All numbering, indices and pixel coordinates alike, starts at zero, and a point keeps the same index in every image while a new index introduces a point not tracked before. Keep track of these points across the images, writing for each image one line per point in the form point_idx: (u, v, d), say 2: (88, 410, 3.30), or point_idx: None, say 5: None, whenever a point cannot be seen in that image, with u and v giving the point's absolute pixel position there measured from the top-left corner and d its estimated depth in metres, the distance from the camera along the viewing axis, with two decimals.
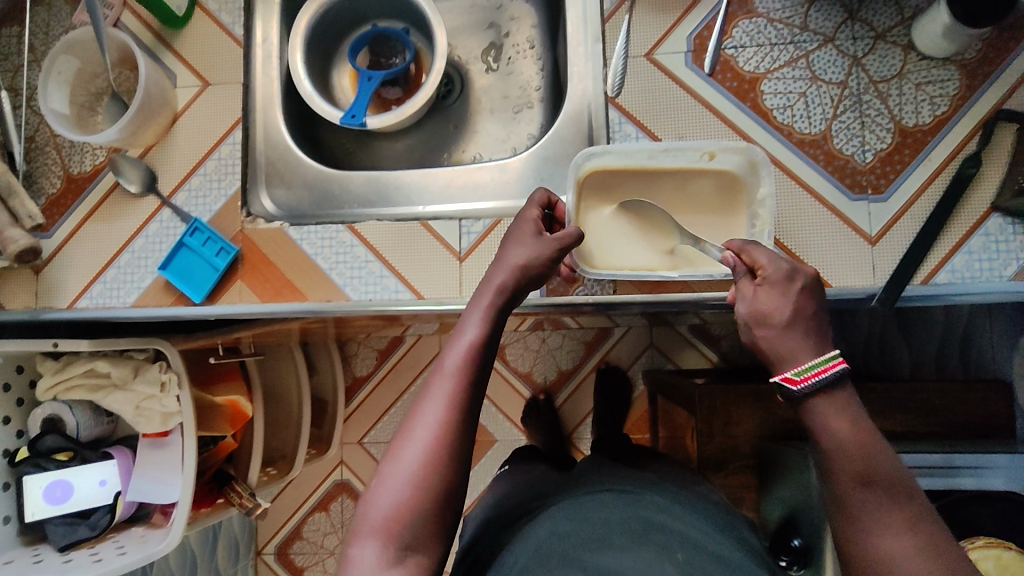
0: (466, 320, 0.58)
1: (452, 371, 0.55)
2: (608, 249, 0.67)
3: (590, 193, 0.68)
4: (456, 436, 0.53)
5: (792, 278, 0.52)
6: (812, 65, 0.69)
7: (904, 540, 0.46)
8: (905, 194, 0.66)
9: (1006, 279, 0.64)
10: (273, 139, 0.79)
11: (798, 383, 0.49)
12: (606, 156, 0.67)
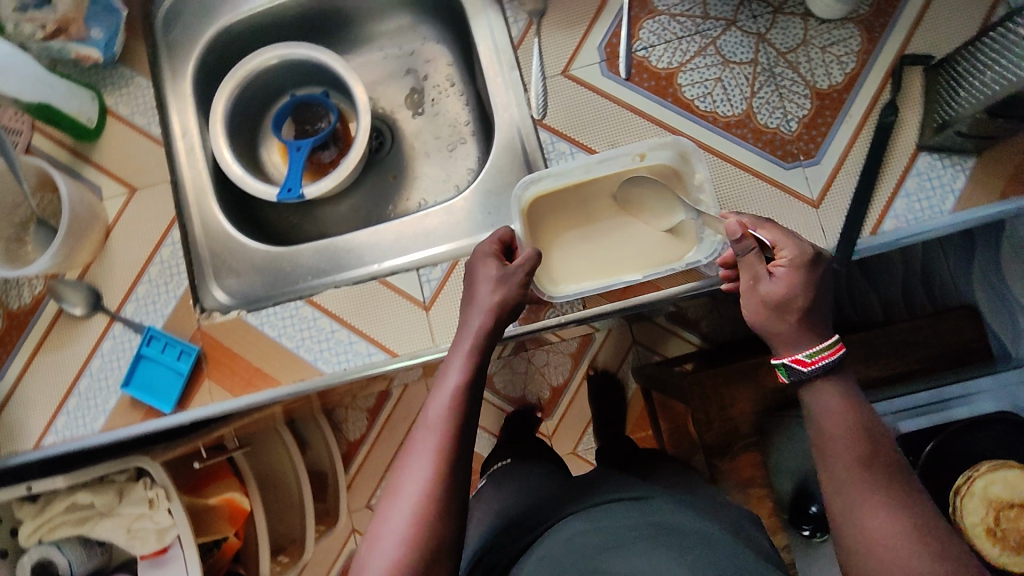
0: (449, 364, 0.59)
1: (438, 415, 0.55)
2: (568, 268, 0.71)
3: (537, 220, 0.72)
4: (447, 488, 0.52)
5: (812, 261, 0.57)
6: (720, 50, 0.71)
7: (895, 521, 0.47)
8: (836, 153, 0.68)
9: (947, 212, 0.66)
10: (211, 229, 0.76)
11: (809, 364, 0.54)
12: (541, 183, 0.71)
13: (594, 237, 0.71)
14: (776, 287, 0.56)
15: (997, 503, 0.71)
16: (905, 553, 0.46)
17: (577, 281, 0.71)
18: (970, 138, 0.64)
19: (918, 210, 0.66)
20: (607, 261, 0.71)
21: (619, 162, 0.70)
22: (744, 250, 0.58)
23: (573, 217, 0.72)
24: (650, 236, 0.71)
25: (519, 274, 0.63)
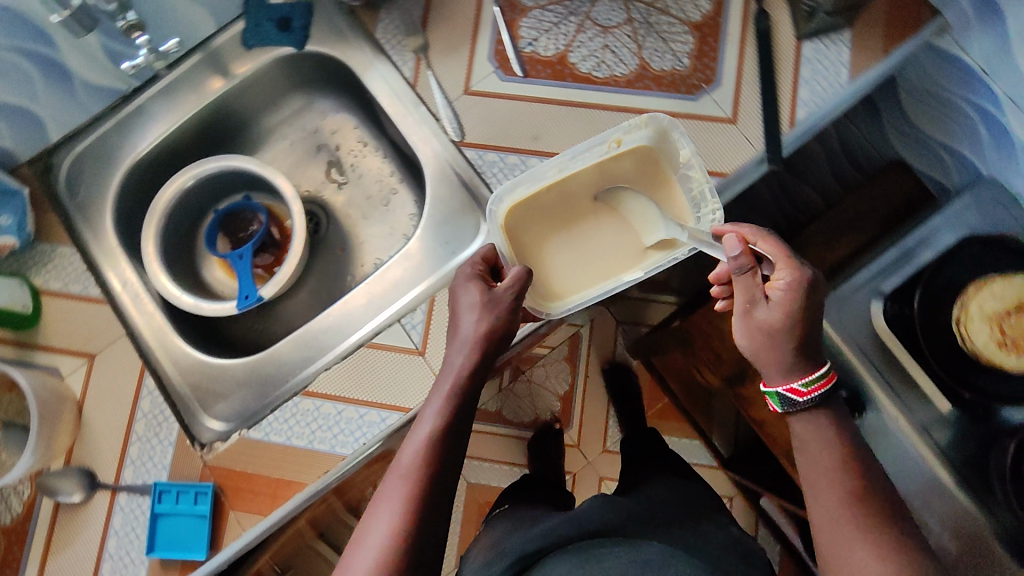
0: (434, 402, 0.60)
1: (408, 461, 0.57)
2: (558, 281, 0.71)
3: (519, 230, 0.71)
4: (409, 535, 0.54)
5: (807, 286, 0.59)
6: (596, 20, 0.75)
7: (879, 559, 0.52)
8: (731, 71, 0.73)
9: (845, 84, 0.72)
10: (184, 364, 0.74)
11: (804, 393, 0.58)
12: (518, 190, 0.71)
13: (579, 237, 0.71)
14: (773, 316, 0.58)
15: (996, 316, 0.71)
16: None
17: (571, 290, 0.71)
18: None
19: (821, 91, 0.72)
20: (594, 265, 0.71)
21: (593, 155, 0.71)
22: (741, 268, 0.61)
23: (554, 220, 0.71)
24: (639, 228, 0.71)
25: (507, 295, 0.64)
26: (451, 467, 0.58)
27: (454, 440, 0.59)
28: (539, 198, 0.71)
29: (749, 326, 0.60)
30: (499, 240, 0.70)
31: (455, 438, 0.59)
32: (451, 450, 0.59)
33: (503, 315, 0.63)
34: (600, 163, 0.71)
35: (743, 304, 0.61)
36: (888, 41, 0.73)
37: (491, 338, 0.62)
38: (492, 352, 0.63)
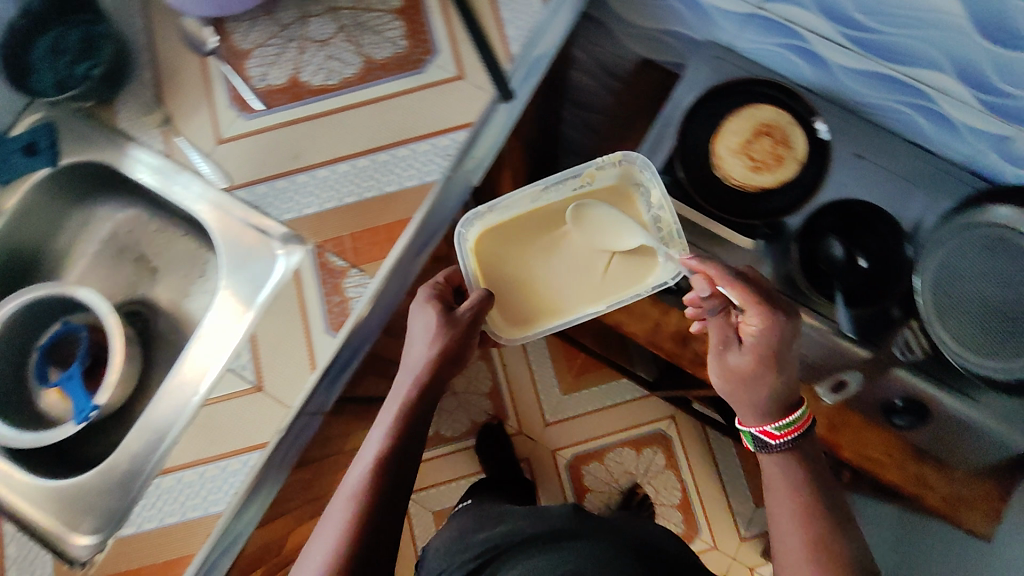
0: (383, 425, 0.66)
1: (358, 478, 0.62)
2: (523, 308, 0.75)
3: (488, 254, 0.77)
4: (351, 544, 0.57)
5: (786, 337, 0.63)
6: (313, 38, 0.80)
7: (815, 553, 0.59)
8: (443, 35, 0.79)
9: (540, 11, 0.79)
10: (41, 496, 0.74)
11: (777, 438, 0.64)
12: (488, 216, 0.77)
13: (540, 258, 0.77)
14: (744, 360, 0.65)
15: (742, 147, 0.83)
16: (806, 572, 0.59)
17: (536, 317, 0.76)
18: None
19: (524, 24, 0.79)
20: (558, 292, 0.76)
21: (568, 188, 0.77)
22: (710, 306, 0.67)
23: (517, 244, 0.77)
24: (596, 241, 0.75)
25: (459, 319, 0.69)
26: (399, 486, 0.62)
27: (399, 458, 0.63)
28: (506, 223, 0.77)
29: (733, 368, 0.66)
30: (466, 260, 0.76)
31: (400, 458, 0.63)
32: (397, 468, 0.62)
33: (453, 339, 0.68)
34: (575, 194, 0.78)
35: (720, 346, 0.67)
36: None
37: (444, 359, 0.67)
38: (443, 377, 0.68)
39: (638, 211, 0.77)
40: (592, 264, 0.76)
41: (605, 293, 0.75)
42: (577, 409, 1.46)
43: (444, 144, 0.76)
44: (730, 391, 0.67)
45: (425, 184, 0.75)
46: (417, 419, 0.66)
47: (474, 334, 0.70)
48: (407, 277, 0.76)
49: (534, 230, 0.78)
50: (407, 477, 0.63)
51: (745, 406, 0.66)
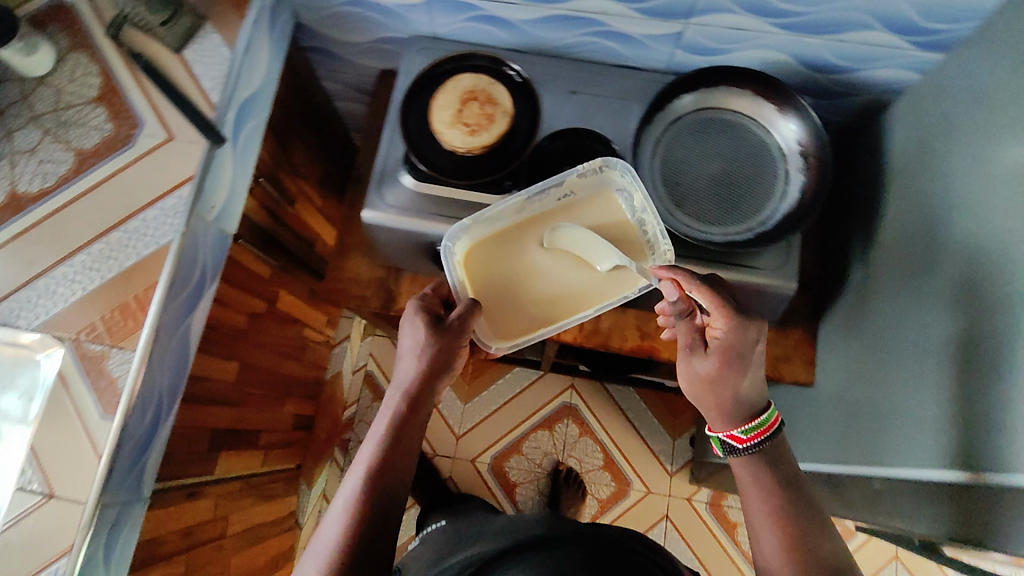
0: (377, 431, 0.72)
1: (358, 483, 0.68)
2: (511, 317, 0.82)
3: (477, 266, 0.83)
4: (353, 544, 0.64)
5: (744, 348, 0.70)
6: (18, 148, 0.80)
7: (772, 531, 0.65)
8: (145, 106, 0.81)
9: (229, 55, 0.83)
10: None
11: (744, 440, 0.69)
12: (473, 230, 0.83)
13: (522, 258, 0.82)
14: (710, 364, 0.71)
15: (457, 115, 0.84)
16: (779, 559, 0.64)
17: (516, 320, 0.82)
18: (179, 17, 0.81)
19: (217, 72, 0.82)
20: (545, 297, 0.82)
21: (553, 197, 0.82)
22: (681, 310, 0.76)
23: (497, 253, 0.83)
24: (571, 258, 0.82)
25: (450, 332, 0.76)
26: (396, 493, 0.69)
27: (397, 464, 0.70)
28: (489, 235, 0.84)
29: (692, 365, 0.73)
30: (456, 273, 0.82)
31: (395, 466, 0.70)
32: (393, 473, 0.69)
33: (439, 349, 0.75)
34: (561, 204, 0.82)
35: (688, 345, 0.74)
36: (240, 5, 0.85)
37: (432, 372, 0.74)
38: (432, 387, 0.75)
39: (610, 202, 0.82)
40: (573, 267, 0.82)
41: (578, 280, 0.81)
42: (482, 412, 1.55)
43: (172, 204, 0.78)
44: (696, 387, 0.73)
45: (162, 246, 0.77)
46: (413, 426, 0.73)
47: (460, 339, 0.77)
48: (188, 339, 0.80)
49: (518, 238, 0.83)
50: (403, 478, 0.70)
51: (709, 406, 0.73)
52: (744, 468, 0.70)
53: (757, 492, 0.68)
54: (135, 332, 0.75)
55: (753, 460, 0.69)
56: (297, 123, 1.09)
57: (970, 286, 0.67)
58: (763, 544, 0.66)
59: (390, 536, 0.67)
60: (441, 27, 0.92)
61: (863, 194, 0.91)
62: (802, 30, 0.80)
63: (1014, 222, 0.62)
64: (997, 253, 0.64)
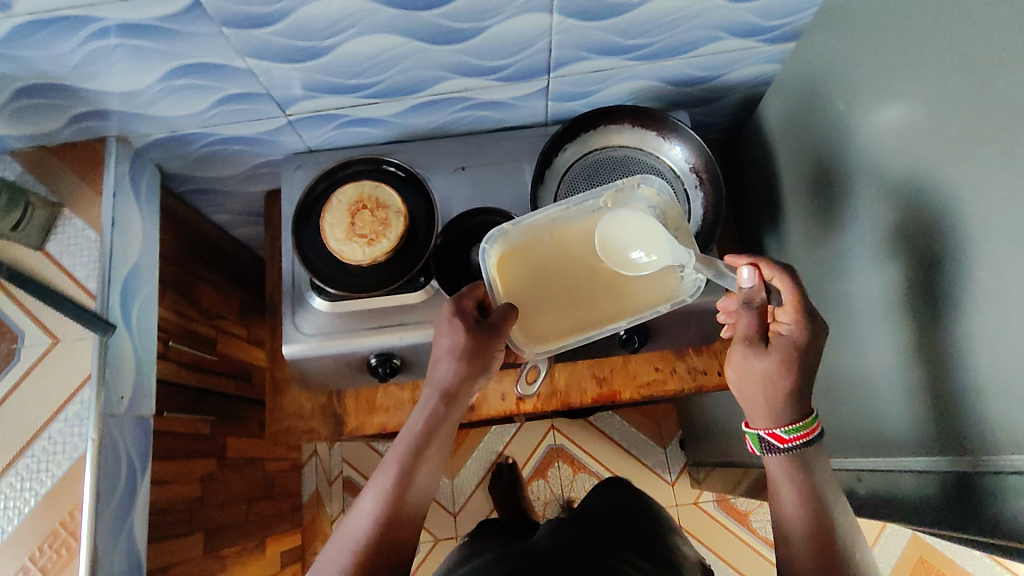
0: (408, 432, 0.71)
1: (385, 484, 0.67)
2: (545, 322, 0.74)
3: (511, 274, 0.74)
4: (371, 546, 0.64)
5: (804, 347, 0.61)
6: None
7: (800, 515, 0.60)
8: (19, 314, 0.75)
9: (95, 237, 0.79)
10: None
11: (787, 440, 0.61)
12: (512, 234, 0.75)
13: (562, 271, 0.73)
14: (768, 364, 0.61)
15: (351, 225, 0.81)
16: (807, 541, 0.59)
17: (550, 324, 0.74)
18: (31, 213, 0.76)
19: (89, 258, 0.78)
20: (584, 303, 0.73)
21: (591, 207, 0.74)
22: (748, 303, 0.64)
23: (534, 264, 0.74)
24: (603, 268, 0.72)
25: (488, 334, 0.71)
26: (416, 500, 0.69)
27: (424, 465, 0.70)
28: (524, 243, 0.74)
29: (749, 360, 0.63)
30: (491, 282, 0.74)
31: (421, 466, 0.70)
32: (419, 474, 0.69)
33: (475, 353, 0.72)
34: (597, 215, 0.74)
35: (746, 337, 0.63)
36: (95, 181, 0.81)
37: (465, 373, 0.72)
38: (466, 389, 0.73)
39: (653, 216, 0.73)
40: (617, 281, 0.73)
41: (615, 289, 0.73)
42: (472, 483, 1.52)
43: (75, 411, 0.73)
44: (743, 382, 0.65)
45: (76, 461, 0.72)
46: (447, 424, 0.72)
47: (495, 344, 0.73)
48: (134, 542, 0.75)
49: (562, 252, 0.73)
50: (427, 477, 0.70)
51: (751, 400, 0.64)
52: (784, 468, 0.62)
53: (787, 475, 0.62)
54: (69, 564, 0.69)
55: (792, 464, 0.61)
56: (197, 268, 1.04)
57: (872, 265, 0.68)
58: (784, 516, 0.62)
59: (409, 537, 0.67)
60: (312, 141, 0.89)
61: (766, 187, 0.93)
62: (658, 56, 0.81)
63: (885, 199, 0.64)
64: (881, 231, 0.65)
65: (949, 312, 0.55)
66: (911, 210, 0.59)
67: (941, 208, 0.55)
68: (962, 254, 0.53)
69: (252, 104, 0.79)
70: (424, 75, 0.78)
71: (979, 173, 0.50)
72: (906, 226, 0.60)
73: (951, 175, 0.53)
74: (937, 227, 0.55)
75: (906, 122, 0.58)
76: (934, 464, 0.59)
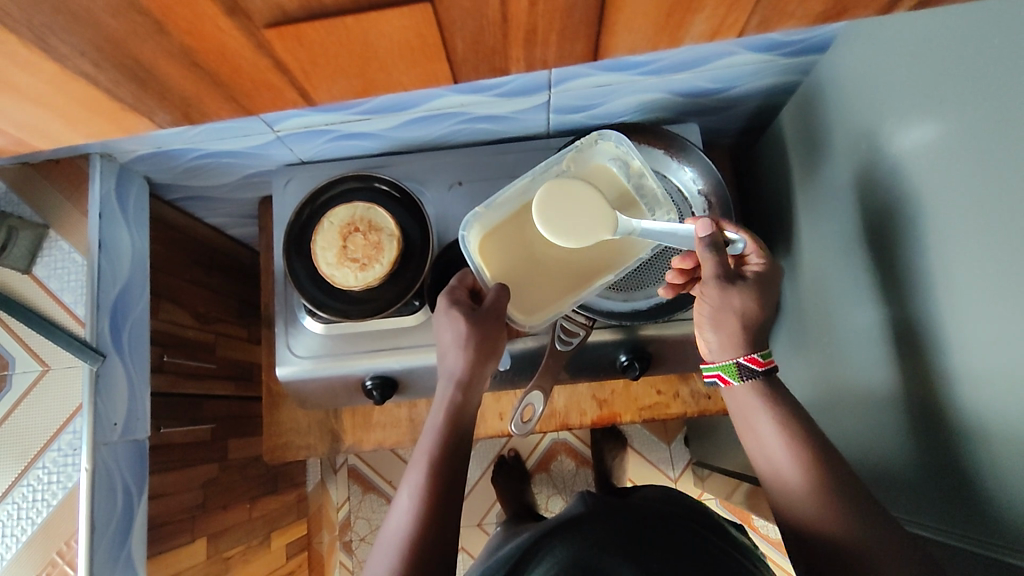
0: (432, 425, 0.67)
1: (420, 473, 0.63)
2: (541, 290, 0.71)
3: (495, 255, 0.71)
4: (422, 531, 0.59)
5: (761, 278, 0.66)
6: None
7: (787, 454, 0.60)
8: (10, 339, 0.76)
9: (81, 261, 0.78)
10: None
11: (764, 363, 0.64)
12: (485, 217, 0.72)
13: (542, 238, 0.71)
14: (745, 296, 0.64)
15: (342, 244, 0.79)
16: (809, 485, 0.58)
17: (547, 291, 0.71)
18: (16, 237, 0.75)
19: (77, 283, 0.77)
20: (572, 263, 0.71)
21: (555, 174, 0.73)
22: (714, 245, 0.63)
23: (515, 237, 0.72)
24: (581, 228, 0.65)
25: (488, 317, 0.68)
26: (457, 482, 0.64)
27: (452, 454, 0.65)
28: (497, 219, 0.72)
29: (726, 293, 0.64)
30: (477, 265, 0.71)
31: (453, 456, 0.65)
32: (452, 463, 0.65)
33: (482, 339, 0.68)
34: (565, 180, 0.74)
35: (718, 275, 0.63)
36: (80, 200, 0.79)
37: (478, 358, 0.68)
38: (480, 376, 0.69)
39: (612, 173, 0.73)
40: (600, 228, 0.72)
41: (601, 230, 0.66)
42: (476, 473, 1.52)
43: (67, 441, 0.74)
44: (717, 317, 0.66)
45: (71, 490, 0.73)
46: (467, 414, 0.68)
47: (499, 324, 0.69)
48: (133, 564, 0.77)
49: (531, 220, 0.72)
50: (461, 464, 0.66)
51: (721, 333, 0.66)
52: (754, 390, 0.64)
53: (762, 411, 0.63)
54: None
55: (760, 397, 0.63)
56: (194, 275, 1.02)
57: (889, 310, 0.64)
58: (773, 462, 0.61)
59: (454, 529, 0.62)
60: (304, 154, 0.86)
61: (780, 203, 0.88)
62: (668, 70, 0.75)
63: (910, 247, 0.60)
64: (902, 279, 0.61)
65: (975, 385, 0.52)
66: (941, 267, 0.55)
67: (970, 276, 0.51)
68: (993, 329, 0.49)
69: (237, 124, 0.75)
70: (417, 93, 0.73)
71: (1012, 250, 0.46)
72: (934, 284, 0.56)
73: (987, 243, 0.49)
74: (967, 296, 0.52)
75: (939, 175, 0.54)
76: (966, 537, 0.55)
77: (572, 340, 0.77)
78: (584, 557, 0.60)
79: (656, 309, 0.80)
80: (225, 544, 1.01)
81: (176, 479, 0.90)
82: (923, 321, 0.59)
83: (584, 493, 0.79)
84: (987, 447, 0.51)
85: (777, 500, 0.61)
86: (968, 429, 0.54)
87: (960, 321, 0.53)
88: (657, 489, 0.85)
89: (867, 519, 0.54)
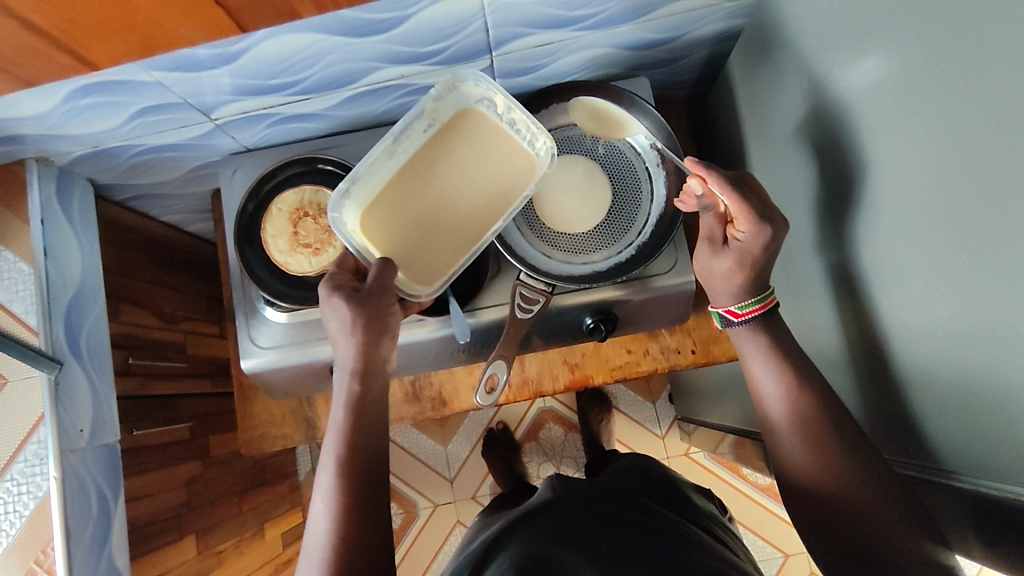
0: (335, 422, 0.67)
1: (334, 472, 0.64)
2: (432, 249, 0.71)
3: (377, 229, 0.72)
4: (347, 527, 0.61)
5: (745, 250, 0.63)
6: None
7: (778, 380, 0.62)
8: None
9: (26, 271, 0.77)
10: None
11: (739, 315, 0.66)
12: (357, 193, 0.73)
13: (419, 198, 0.72)
14: (724, 263, 0.65)
15: (292, 229, 0.80)
16: (802, 410, 0.60)
17: (440, 255, 0.71)
18: None
19: (25, 293, 0.76)
20: (457, 214, 0.72)
21: (418, 131, 0.74)
22: (706, 206, 0.65)
23: (392, 207, 0.72)
24: (485, 182, 0.73)
25: (371, 297, 0.66)
26: (373, 472, 0.66)
27: (362, 448, 0.66)
28: (372, 189, 0.73)
29: (708, 260, 0.67)
30: (359, 240, 0.71)
31: (360, 447, 0.66)
32: (363, 455, 0.66)
33: (371, 317, 0.66)
34: (428, 135, 0.74)
35: (707, 237, 0.67)
36: (19, 208, 0.77)
37: (370, 340, 0.67)
38: (378, 359, 0.68)
39: (479, 116, 0.75)
40: (479, 175, 0.73)
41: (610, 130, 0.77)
42: (466, 448, 1.53)
43: (33, 451, 0.74)
44: (705, 275, 0.69)
45: (41, 500, 0.73)
46: (372, 397, 0.68)
47: (385, 301, 0.67)
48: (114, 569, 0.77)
49: (408, 179, 0.73)
50: (373, 451, 0.67)
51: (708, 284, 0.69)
52: (746, 309, 0.66)
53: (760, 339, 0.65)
54: None
55: (754, 330, 0.65)
56: (155, 275, 1.01)
57: (833, 255, 0.65)
58: (767, 382, 0.63)
59: (382, 523, 0.63)
60: (248, 141, 0.84)
61: (739, 151, 0.88)
62: (610, 23, 0.73)
63: (846, 186, 0.60)
64: (845, 222, 0.61)
65: (913, 317, 0.52)
66: (875, 205, 0.55)
67: (904, 213, 0.51)
68: (922, 264, 0.50)
69: (174, 113, 0.73)
70: (354, 67, 0.71)
71: (937, 179, 0.46)
72: (873, 224, 0.56)
73: (916, 173, 0.48)
74: (903, 232, 0.51)
75: (873, 112, 0.54)
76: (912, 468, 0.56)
77: (532, 307, 0.77)
78: (539, 552, 0.60)
79: (617, 267, 0.78)
80: (216, 539, 1.00)
81: (155, 480, 0.89)
82: (862, 261, 0.59)
83: (551, 477, 0.77)
84: (927, 382, 0.52)
85: (763, 426, 0.64)
86: (909, 365, 0.54)
87: (896, 259, 0.53)
88: (631, 459, 0.86)
89: (853, 452, 0.57)
